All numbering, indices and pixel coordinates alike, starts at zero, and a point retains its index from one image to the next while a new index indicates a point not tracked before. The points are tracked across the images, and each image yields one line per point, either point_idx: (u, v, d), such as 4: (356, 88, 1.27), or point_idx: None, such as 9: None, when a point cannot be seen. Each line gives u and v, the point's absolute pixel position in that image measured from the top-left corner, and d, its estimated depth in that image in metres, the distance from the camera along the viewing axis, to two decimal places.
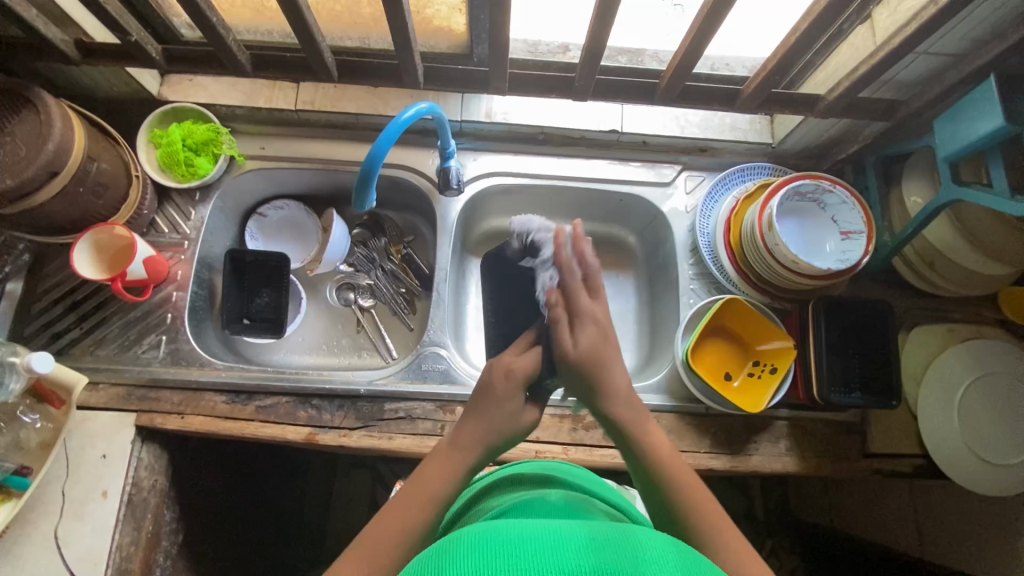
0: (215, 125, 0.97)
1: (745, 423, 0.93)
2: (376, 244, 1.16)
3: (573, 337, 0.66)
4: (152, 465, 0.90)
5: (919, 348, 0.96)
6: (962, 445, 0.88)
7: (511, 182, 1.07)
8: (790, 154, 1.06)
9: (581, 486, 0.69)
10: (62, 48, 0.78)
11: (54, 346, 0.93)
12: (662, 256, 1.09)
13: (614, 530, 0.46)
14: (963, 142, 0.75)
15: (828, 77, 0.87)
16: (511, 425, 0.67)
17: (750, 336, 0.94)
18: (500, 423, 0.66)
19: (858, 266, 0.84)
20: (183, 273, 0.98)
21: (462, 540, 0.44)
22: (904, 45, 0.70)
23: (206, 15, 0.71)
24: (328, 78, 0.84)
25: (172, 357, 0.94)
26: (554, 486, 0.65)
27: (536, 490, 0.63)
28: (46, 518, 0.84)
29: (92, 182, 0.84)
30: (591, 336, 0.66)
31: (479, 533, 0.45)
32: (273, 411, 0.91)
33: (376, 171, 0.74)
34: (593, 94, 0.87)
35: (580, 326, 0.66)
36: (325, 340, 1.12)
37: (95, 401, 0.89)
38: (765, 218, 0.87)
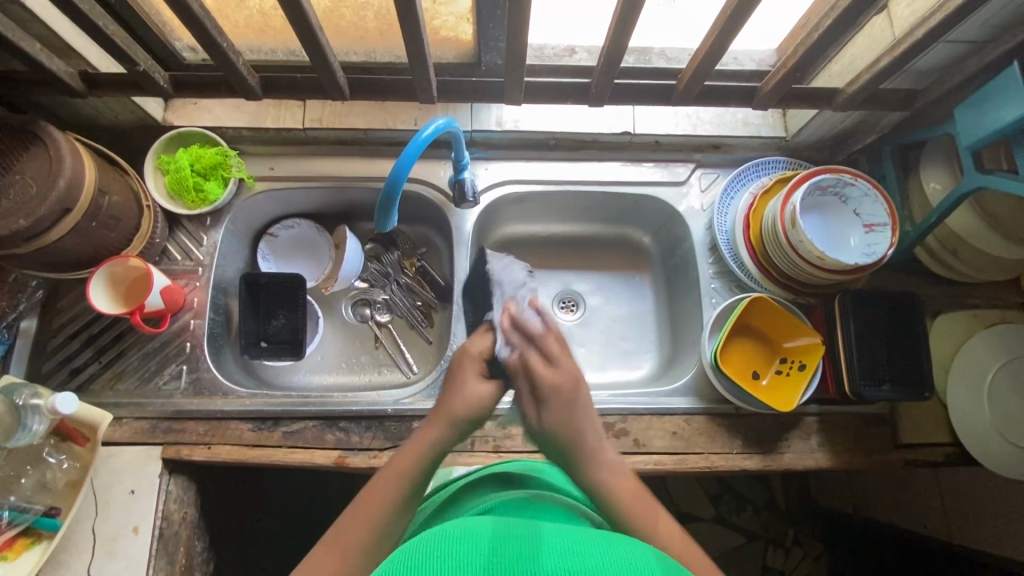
0: (223, 149, 0.95)
1: (774, 421, 0.93)
2: (389, 258, 1.14)
3: (537, 412, 0.67)
4: (181, 498, 0.89)
5: (944, 335, 0.95)
6: (993, 431, 0.88)
7: (524, 190, 1.05)
8: (804, 146, 1.05)
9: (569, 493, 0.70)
10: (67, 80, 0.76)
11: (74, 382, 0.91)
12: (679, 255, 1.09)
13: (599, 540, 0.47)
14: (986, 129, 0.75)
15: (844, 69, 0.86)
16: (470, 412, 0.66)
17: (776, 333, 0.93)
18: (462, 413, 0.66)
19: (883, 259, 0.83)
20: (199, 300, 0.96)
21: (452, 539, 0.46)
22: (928, 37, 0.69)
23: (217, 41, 0.69)
24: (340, 96, 0.83)
25: (194, 387, 0.92)
26: (546, 492, 0.66)
27: (536, 496, 0.63)
28: (79, 557, 0.83)
29: (105, 215, 0.82)
30: (557, 409, 0.65)
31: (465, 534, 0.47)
32: (301, 436, 0.89)
33: (398, 190, 0.73)
34: (609, 98, 0.86)
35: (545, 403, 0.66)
36: (344, 358, 1.11)
37: (120, 437, 0.88)
38: (787, 214, 0.86)
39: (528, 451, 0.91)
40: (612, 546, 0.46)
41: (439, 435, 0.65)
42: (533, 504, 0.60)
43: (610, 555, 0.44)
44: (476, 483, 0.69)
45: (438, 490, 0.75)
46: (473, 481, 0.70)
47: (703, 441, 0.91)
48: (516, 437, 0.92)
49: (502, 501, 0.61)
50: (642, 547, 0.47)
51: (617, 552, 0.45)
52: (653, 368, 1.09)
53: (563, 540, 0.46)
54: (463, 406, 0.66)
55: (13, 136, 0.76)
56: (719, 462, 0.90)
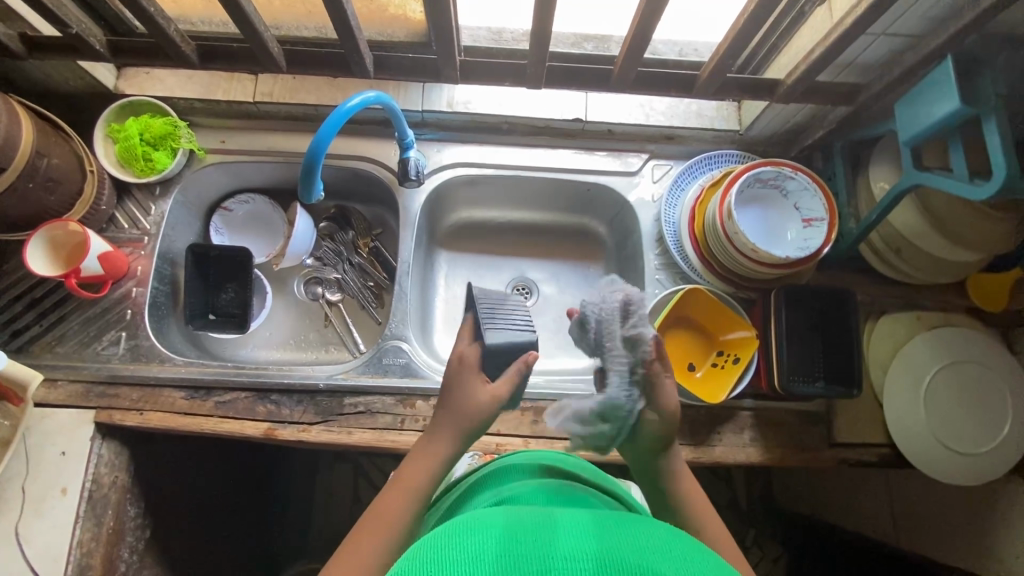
0: (172, 119, 0.96)
1: (708, 414, 0.92)
2: (343, 238, 1.15)
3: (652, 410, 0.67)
4: (112, 462, 0.90)
5: (886, 336, 0.94)
6: (927, 434, 0.88)
7: (475, 174, 1.05)
8: (759, 141, 1.04)
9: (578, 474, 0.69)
10: (6, 42, 0.77)
11: (14, 344, 0.92)
12: (630, 246, 1.08)
13: (612, 523, 0.48)
14: (919, 125, 0.74)
15: (790, 60, 0.85)
16: (475, 408, 0.67)
17: (714, 326, 0.93)
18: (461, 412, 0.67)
19: (818, 254, 0.82)
20: (143, 269, 0.97)
21: (463, 530, 0.46)
22: (857, 26, 0.67)
23: (143, 6, 0.70)
24: (278, 69, 0.83)
25: (132, 353, 0.93)
26: (556, 481, 0.64)
27: (537, 486, 0.61)
28: (6, 514, 0.84)
29: (42, 177, 0.83)
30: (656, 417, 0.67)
31: (477, 524, 0.46)
32: (232, 406, 0.90)
33: (319, 162, 0.73)
34: (547, 81, 0.86)
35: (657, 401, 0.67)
36: (293, 335, 1.11)
37: (54, 399, 0.89)
38: (724, 206, 0.85)
39: None
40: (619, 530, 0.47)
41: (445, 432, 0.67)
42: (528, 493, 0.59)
43: (627, 538, 0.45)
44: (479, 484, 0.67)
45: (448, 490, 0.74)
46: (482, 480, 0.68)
47: None
48: None
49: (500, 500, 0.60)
50: (653, 530, 0.48)
51: (627, 534, 0.46)
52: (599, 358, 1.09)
53: (569, 528, 0.46)
54: (459, 400, 0.68)
55: None
56: None
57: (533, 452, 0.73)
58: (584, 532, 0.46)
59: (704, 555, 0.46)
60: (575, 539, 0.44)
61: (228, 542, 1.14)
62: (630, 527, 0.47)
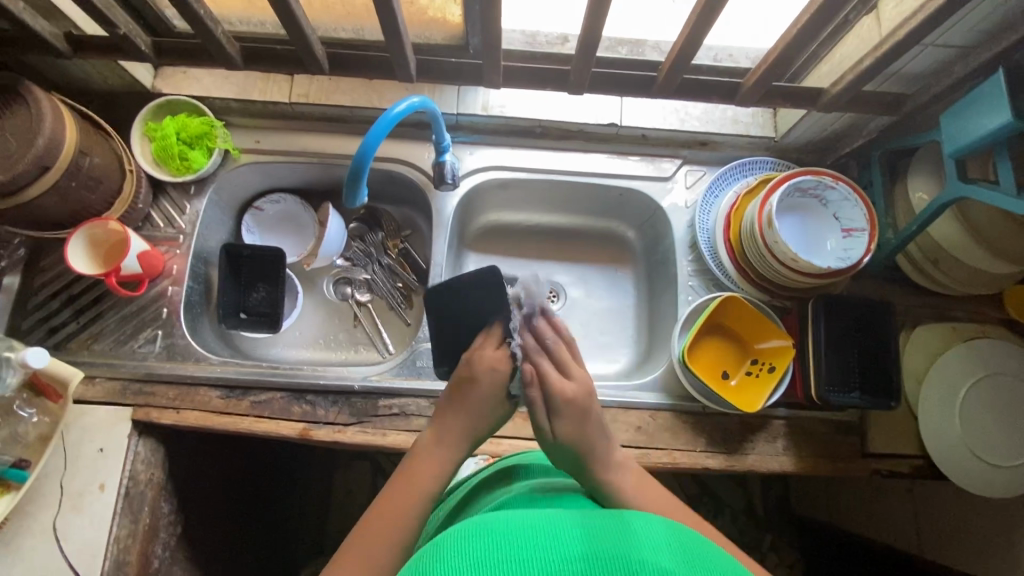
0: (209, 119, 0.96)
1: (740, 422, 0.92)
2: (373, 239, 1.15)
3: (551, 425, 0.69)
4: (149, 459, 0.90)
5: (921, 346, 0.94)
6: (959, 444, 0.87)
7: (508, 177, 1.05)
8: (793, 148, 1.04)
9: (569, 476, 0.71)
10: (52, 41, 0.77)
11: (52, 340, 0.93)
12: (661, 252, 1.08)
13: (607, 522, 0.50)
14: (968, 138, 0.73)
15: (833, 69, 0.84)
16: (480, 415, 0.70)
17: (748, 334, 0.93)
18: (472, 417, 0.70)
19: (858, 265, 0.82)
20: (178, 268, 0.98)
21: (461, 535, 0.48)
22: (911, 37, 0.67)
23: (193, 8, 0.70)
24: (320, 71, 0.83)
25: (168, 352, 0.94)
26: (542, 483, 0.67)
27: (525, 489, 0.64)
28: (46, 509, 0.85)
29: (85, 176, 0.83)
30: (569, 420, 0.68)
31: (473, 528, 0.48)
32: (268, 406, 0.91)
33: (365, 167, 0.73)
34: (589, 87, 0.86)
35: (558, 413, 0.69)
36: (322, 335, 1.12)
37: (92, 395, 0.90)
38: (765, 214, 0.85)
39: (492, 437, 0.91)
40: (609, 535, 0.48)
41: (451, 432, 0.69)
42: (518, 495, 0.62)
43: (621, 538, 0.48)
44: (473, 493, 0.71)
45: (455, 491, 0.78)
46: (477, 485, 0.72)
47: (667, 437, 0.91)
48: None
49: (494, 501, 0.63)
50: (643, 530, 0.50)
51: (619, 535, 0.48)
52: (628, 363, 1.09)
53: (557, 531, 0.48)
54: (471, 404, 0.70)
55: None
56: (681, 460, 0.90)
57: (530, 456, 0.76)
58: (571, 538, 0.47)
59: (694, 551, 0.48)
60: (569, 543, 0.47)
61: (256, 538, 1.16)
62: (624, 528, 0.49)
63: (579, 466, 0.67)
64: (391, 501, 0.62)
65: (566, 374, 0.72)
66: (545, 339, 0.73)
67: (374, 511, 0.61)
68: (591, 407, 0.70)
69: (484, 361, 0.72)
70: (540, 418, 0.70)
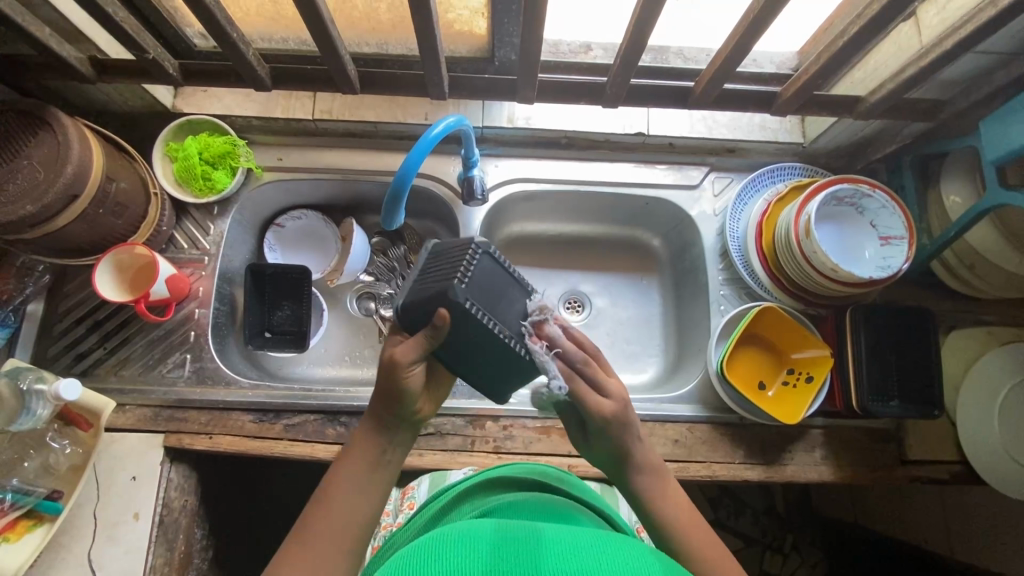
0: (232, 138, 0.94)
1: (778, 432, 0.92)
2: (396, 253, 1.13)
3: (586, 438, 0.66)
4: (182, 485, 0.89)
5: (956, 352, 0.94)
6: (1003, 452, 0.86)
7: (533, 188, 1.04)
8: (822, 153, 1.03)
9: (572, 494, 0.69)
10: (77, 66, 0.76)
11: (79, 368, 0.92)
12: (689, 260, 1.07)
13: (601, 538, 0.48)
14: (1010, 144, 0.73)
15: (868, 76, 0.84)
16: (399, 381, 0.57)
17: (784, 344, 0.92)
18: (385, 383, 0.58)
19: (899, 274, 0.81)
20: (204, 290, 0.96)
21: (450, 541, 0.47)
22: (958, 47, 0.66)
23: (226, 30, 0.68)
24: (351, 90, 0.82)
25: (197, 376, 0.93)
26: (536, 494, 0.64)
27: (521, 502, 0.61)
28: (79, 541, 0.83)
29: (112, 202, 0.82)
30: (613, 438, 0.62)
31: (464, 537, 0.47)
32: (302, 429, 0.89)
33: (404, 188, 0.72)
34: (624, 100, 0.85)
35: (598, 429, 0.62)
36: (348, 352, 1.10)
37: (122, 423, 0.89)
38: (801, 223, 0.84)
39: (528, 454, 0.90)
40: (593, 547, 0.46)
41: (378, 411, 0.59)
42: (518, 504, 0.60)
43: (614, 555, 0.45)
44: (461, 497, 0.67)
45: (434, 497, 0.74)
46: (463, 493, 0.68)
47: (705, 450, 0.90)
48: (517, 439, 0.90)
49: (491, 508, 0.61)
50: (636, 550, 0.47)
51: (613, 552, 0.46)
52: (657, 373, 1.08)
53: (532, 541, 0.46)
54: (390, 383, 0.58)
55: (22, 121, 0.75)
56: (720, 472, 0.89)
57: (519, 467, 0.74)
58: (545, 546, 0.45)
59: None
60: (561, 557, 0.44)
61: None
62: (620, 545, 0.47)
63: (619, 466, 0.64)
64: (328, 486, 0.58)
65: (600, 392, 0.61)
66: (573, 356, 0.60)
67: (313, 512, 0.57)
68: (631, 421, 0.61)
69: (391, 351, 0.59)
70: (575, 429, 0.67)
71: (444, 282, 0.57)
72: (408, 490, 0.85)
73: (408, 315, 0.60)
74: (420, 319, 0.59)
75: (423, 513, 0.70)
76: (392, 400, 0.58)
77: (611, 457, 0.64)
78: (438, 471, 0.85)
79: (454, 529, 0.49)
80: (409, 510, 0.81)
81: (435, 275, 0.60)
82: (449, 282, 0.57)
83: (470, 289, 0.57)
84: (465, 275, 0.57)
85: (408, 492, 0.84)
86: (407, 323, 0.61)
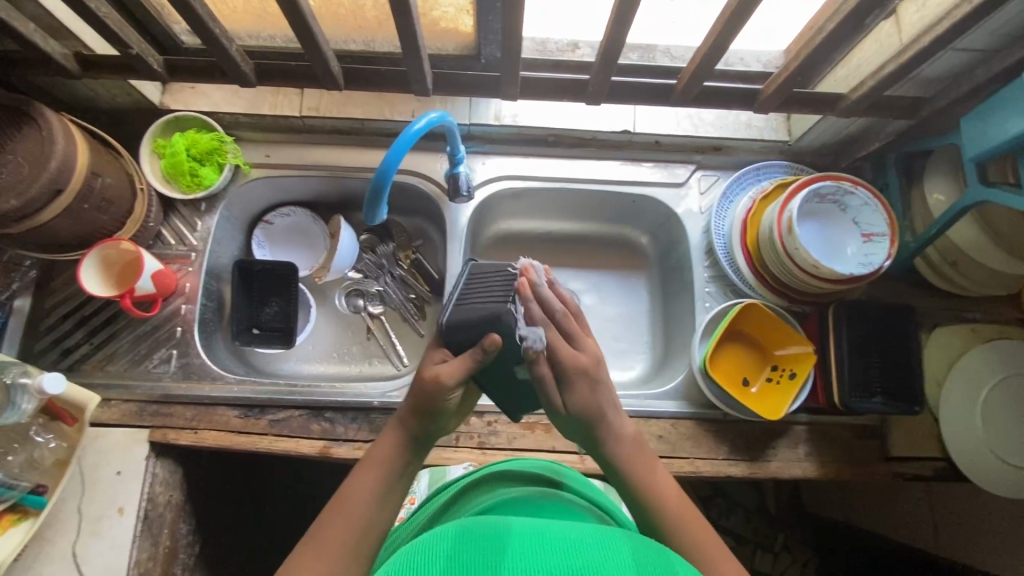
0: (219, 134, 0.95)
1: (762, 428, 0.92)
2: (384, 250, 1.13)
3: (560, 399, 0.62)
4: (167, 480, 0.89)
5: (941, 349, 0.94)
6: (984, 449, 0.87)
7: (521, 185, 1.04)
8: (807, 151, 1.04)
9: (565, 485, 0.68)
10: (62, 62, 0.76)
11: (65, 363, 0.92)
12: (676, 258, 1.07)
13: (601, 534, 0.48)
14: (989, 141, 0.73)
15: (850, 74, 0.84)
16: (438, 396, 0.58)
17: (768, 341, 0.93)
18: (421, 397, 0.59)
19: (880, 270, 0.82)
20: (191, 285, 0.97)
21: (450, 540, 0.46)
22: (935, 44, 0.67)
23: (209, 26, 0.69)
24: (336, 86, 0.83)
25: (183, 371, 0.93)
26: (534, 489, 0.64)
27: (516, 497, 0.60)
28: (64, 535, 0.83)
29: (97, 198, 0.82)
30: (581, 393, 0.62)
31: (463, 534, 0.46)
32: (286, 425, 0.90)
33: (386, 183, 0.73)
34: (607, 96, 0.86)
35: (569, 384, 0.62)
36: (336, 348, 1.10)
37: (107, 418, 0.89)
38: (784, 221, 0.84)
39: (512, 449, 0.90)
40: (594, 544, 0.46)
41: (410, 423, 0.60)
42: (516, 500, 0.60)
43: (616, 552, 0.45)
44: (458, 499, 0.67)
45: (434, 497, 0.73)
46: (464, 490, 0.68)
47: (689, 446, 0.91)
48: (502, 435, 0.91)
49: (486, 507, 0.60)
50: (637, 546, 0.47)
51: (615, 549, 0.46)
52: (644, 371, 1.09)
53: (528, 537, 0.46)
54: (428, 401, 0.59)
55: (7, 115, 0.76)
56: (704, 468, 0.89)
57: (519, 461, 0.73)
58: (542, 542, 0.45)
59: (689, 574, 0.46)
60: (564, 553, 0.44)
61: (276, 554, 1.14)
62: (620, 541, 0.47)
63: (591, 436, 0.64)
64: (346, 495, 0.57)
65: (575, 347, 0.63)
66: (551, 310, 0.64)
67: (332, 521, 0.55)
68: (604, 378, 0.63)
69: (433, 367, 0.59)
70: (550, 394, 0.62)
71: (501, 309, 0.61)
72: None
73: (457, 334, 0.62)
74: (469, 340, 0.61)
75: (422, 516, 0.70)
76: (426, 413, 0.59)
77: (584, 426, 0.64)
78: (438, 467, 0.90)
79: (454, 526, 0.48)
80: (410, 504, 0.88)
81: (485, 299, 0.63)
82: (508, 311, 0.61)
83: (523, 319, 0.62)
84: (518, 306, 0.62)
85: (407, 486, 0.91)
86: (452, 343, 0.62)
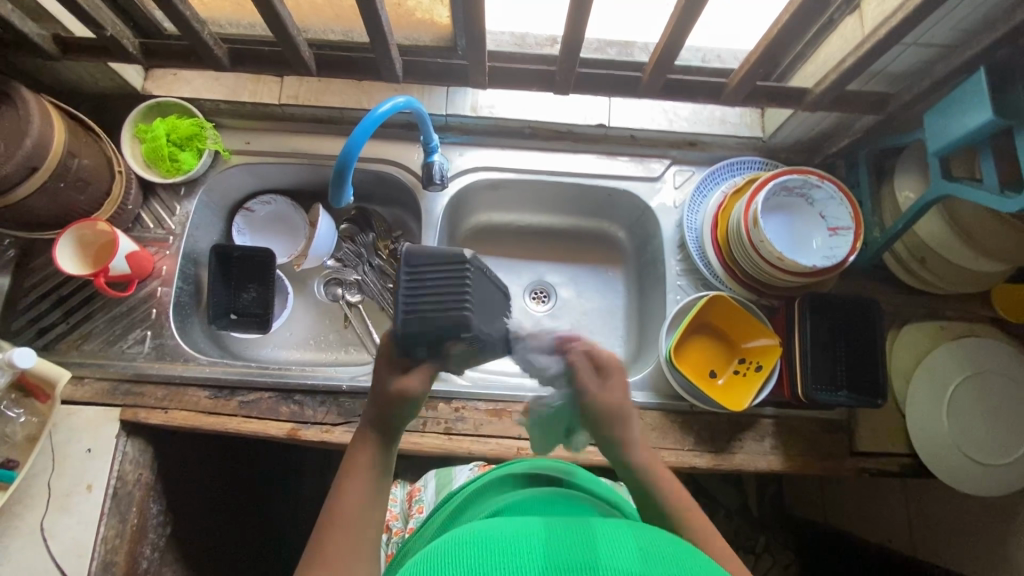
0: (199, 120, 0.96)
1: (728, 420, 0.93)
2: (364, 240, 1.13)
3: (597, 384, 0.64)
4: (137, 459, 0.90)
5: (909, 345, 0.94)
6: (949, 443, 0.87)
7: (498, 177, 1.05)
8: (782, 148, 1.05)
9: (567, 482, 0.68)
10: (41, 43, 0.78)
11: (41, 341, 0.93)
12: (650, 252, 1.08)
13: (602, 529, 0.48)
14: (952, 136, 0.73)
15: (817, 69, 0.85)
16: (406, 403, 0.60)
17: (735, 333, 0.93)
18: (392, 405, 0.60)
19: (844, 263, 0.83)
20: (168, 268, 0.98)
21: (454, 543, 0.46)
22: (891, 37, 0.67)
23: (181, 11, 0.71)
24: (308, 72, 0.85)
25: (157, 352, 0.94)
26: (552, 488, 0.65)
27: (528, 493, 0.62)
28: (33, 510, 0.84)
29: (74, 177, 0.84)
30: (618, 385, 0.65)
31: (469, 536, 0.47)
32: (256, 406, 0.91)
33: (350, 166, 0.75)
34: (575, 88, 0.88)
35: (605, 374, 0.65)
36: (313, 336, 1.11)
37: (80, 396, 0.90)
38: (750, 213, 0.85)
39: (479, 435, 0.91)
40: (596, 538, 0.46)
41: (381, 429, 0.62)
42: (521, 500, 0.60)
43: (620, 544, 0.45)
44: (465, 500, 0.67)
45: (442, 505, 0.73)
46: (473, 491, 0.69)
47: (655, 436, 0.91)
48: (469, 421, 0.92)
49: (494, 508, 0.60)
50: (643, 536, 0.48)
51: (617, 541, 0.46)
52: None
53: (534, 536, 0.46)
54: (391, 407, 0.60)
55: None
56: (669, 458, 0.90)
57: (527, 462, 0.74)
58: (548, 540, 0.46)
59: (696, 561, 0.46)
60: (570, 548, 0.44)
61: (249, 539, 1.15)
62: (623, 534, 0.47)
63: (593, 423, 0.66)
64: (339, 506, 0.58)
65: None
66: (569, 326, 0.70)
67: (330, 531, 0.57)
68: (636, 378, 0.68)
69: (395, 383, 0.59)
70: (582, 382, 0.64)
71: (460, 314, 0.53)
72: (416, 494, 0.93)
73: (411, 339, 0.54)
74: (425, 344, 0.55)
75: (434, 519, 0.69)
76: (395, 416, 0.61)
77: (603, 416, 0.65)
78: (445, 472, 0.92)
79: (462, 531, 0.49)
80: (418, 513, 0.89)
81: (435, 295, 0.54)
82: (468, 314, 0.53)
83: (482, 316, 0.55)
84: (474, 300, 0.54)
85: (415, 495, 0.93)
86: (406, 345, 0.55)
